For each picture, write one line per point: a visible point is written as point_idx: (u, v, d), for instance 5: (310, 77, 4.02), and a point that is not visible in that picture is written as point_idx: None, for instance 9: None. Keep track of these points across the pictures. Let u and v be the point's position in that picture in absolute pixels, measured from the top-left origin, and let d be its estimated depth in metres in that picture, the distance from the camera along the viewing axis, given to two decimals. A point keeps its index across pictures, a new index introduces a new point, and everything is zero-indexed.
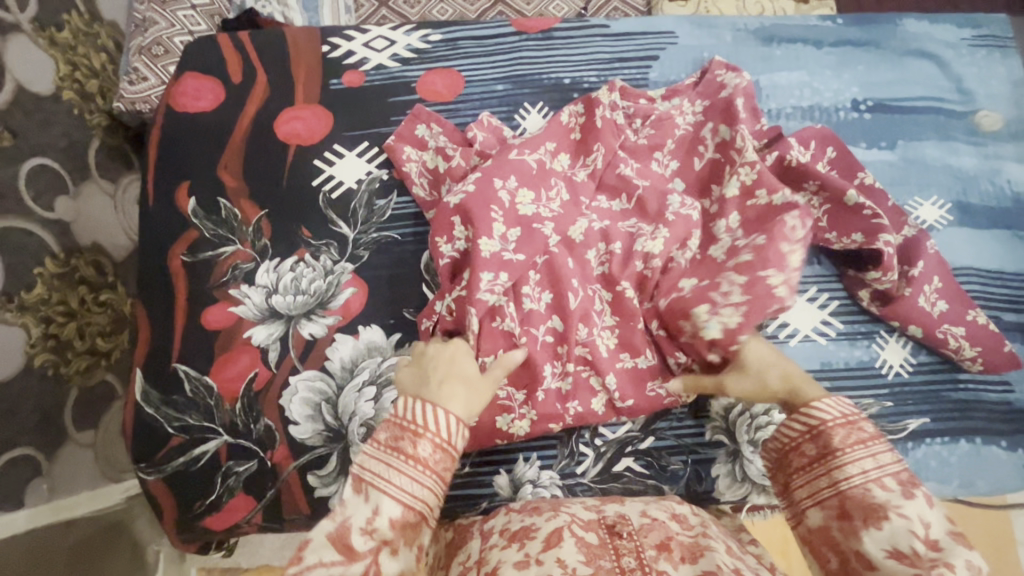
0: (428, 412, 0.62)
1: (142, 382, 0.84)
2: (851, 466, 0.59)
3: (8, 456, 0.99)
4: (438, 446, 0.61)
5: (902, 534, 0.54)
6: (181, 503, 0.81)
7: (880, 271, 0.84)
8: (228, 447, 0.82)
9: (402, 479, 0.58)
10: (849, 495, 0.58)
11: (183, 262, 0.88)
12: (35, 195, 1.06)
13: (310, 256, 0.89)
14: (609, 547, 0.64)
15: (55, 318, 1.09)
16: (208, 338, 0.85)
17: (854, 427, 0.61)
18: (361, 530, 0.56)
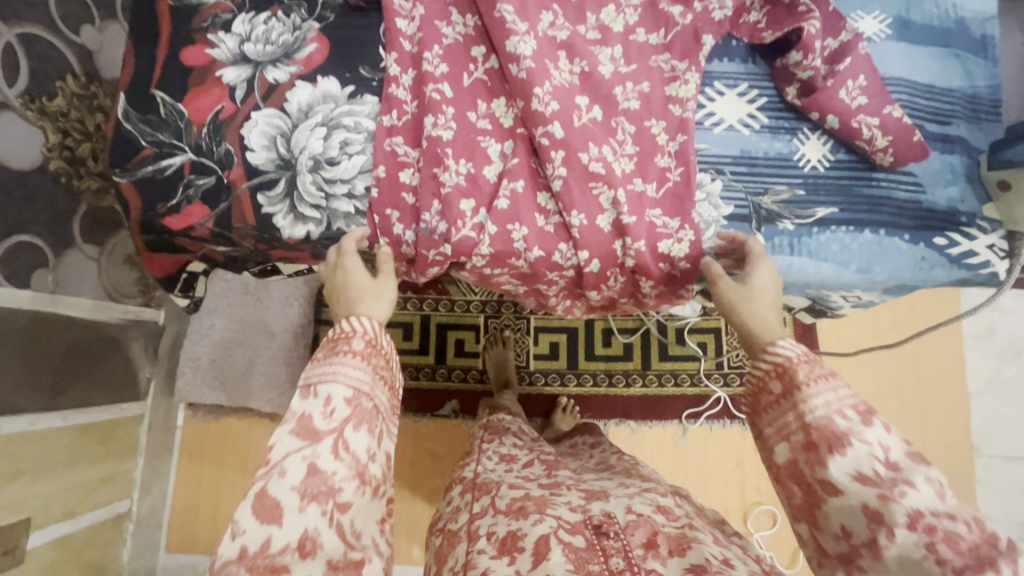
0: (355, 322, 0.77)
1: (124, 102, 0.94)
2: (815, 397, 0.67)
3: (17, 239, 1.12)
4: (368, 343, 0.76)
5: (866, 458, 0.63)
6: (145, 205, 0.91)
7: (802, 54, 0.89)
8: (191, 164, 0.93)
9: (352, 367, 0.72)
10: (814, 428, 0.66)
11: (169, 6, 0.97)
12: (63, 17, 1.20)
13: (282, 13, 0.98)
14: (598, 548, 0.74)
15: (73, 133, 1.23)
16: (185, 72, 0.95)
17: (814, 362, 0.70)
18: (322, 415, 0.68)
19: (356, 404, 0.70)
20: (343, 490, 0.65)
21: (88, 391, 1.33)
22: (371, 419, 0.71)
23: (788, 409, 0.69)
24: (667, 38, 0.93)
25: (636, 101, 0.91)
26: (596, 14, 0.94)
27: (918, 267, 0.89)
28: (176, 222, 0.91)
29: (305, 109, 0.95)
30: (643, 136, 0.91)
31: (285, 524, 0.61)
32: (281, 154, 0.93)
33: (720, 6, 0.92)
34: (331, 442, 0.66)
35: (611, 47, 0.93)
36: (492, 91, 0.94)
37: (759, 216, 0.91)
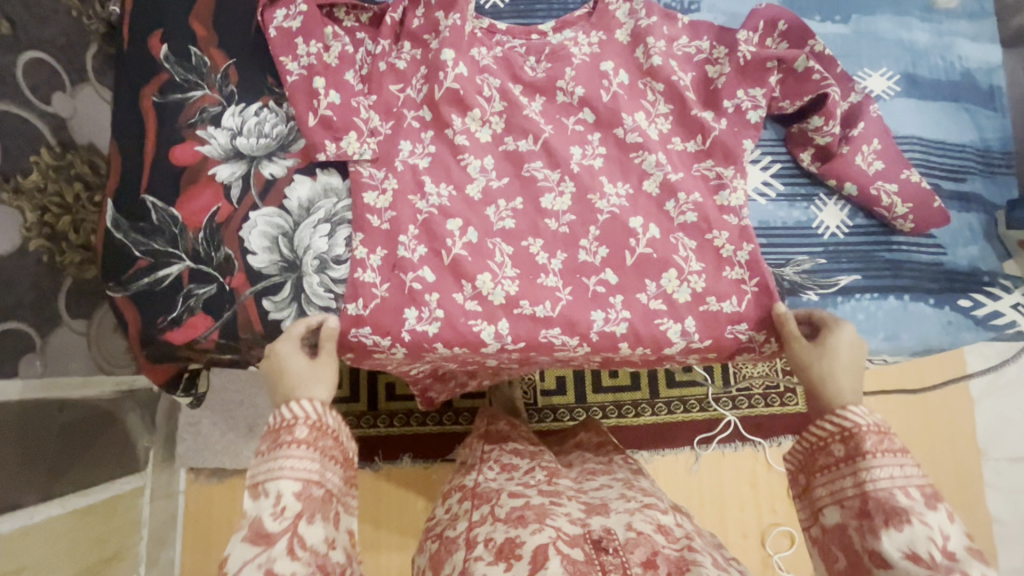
0: (299, 405, 0.68)
1: (113, 210, 0.90)
2: (879, 470, 0.65)
3: (3, 327, 1.05)
4: (314, 427, 0.68)
5: (922, 539, 0.61)
6: (143, 319, 0.87)
7: (823, 120, 0.88)
8: (190, 272, 0.88)
9: (300, 461, 0.65)
10: (872, 497, 0.65)
11: (153, 103, 0.92)
12: (32, 86, 1.08)
13: (274, 103, 0.93)
14: (595, 563, 0.70)
15: (51, 208, 1.12)
16: (175, 172, 0.91)
17: (886, 436, 0.67)
18: (273, 517, 0.62)
19: (309, 496, 0.64)
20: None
21: (88, 473, 1.26)
22: (326, 507, 0.65)
23: (847, 474, 0.67)
24: (706, 144, 0.92)
25: (655, 229, 0.91)
26: (631, 116, 0.92)
27: (945, 330, 0.88)
28: (177, 336, 0.86)
29: (305, 205, 0.90)
30: (704, 249, 0.90)
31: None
32: (284, 255, 0.89)
33: (754, 104, 0.91)
34: (286, 542, 0.61)
35: (656, 152, 0.92)
36: (475, 265, 0.89)
37: (782, 289, 0.89)
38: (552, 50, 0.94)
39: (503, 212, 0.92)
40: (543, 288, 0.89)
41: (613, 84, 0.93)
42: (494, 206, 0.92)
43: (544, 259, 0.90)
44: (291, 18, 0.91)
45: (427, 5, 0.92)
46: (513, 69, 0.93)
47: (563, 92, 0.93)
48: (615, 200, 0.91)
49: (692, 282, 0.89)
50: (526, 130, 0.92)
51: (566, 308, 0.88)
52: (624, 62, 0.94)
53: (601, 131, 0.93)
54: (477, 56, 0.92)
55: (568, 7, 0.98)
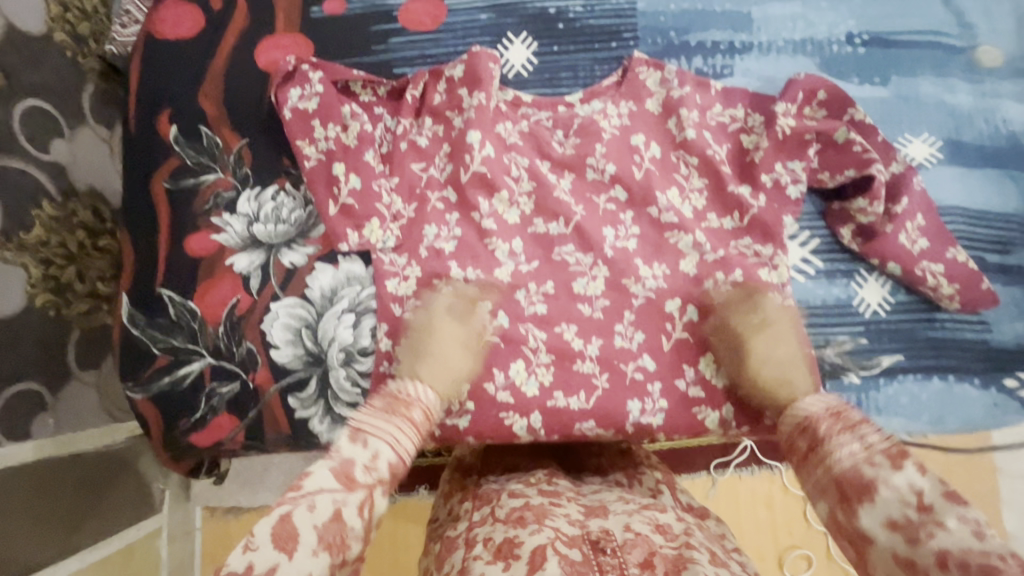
0: (418, 388, 0.66)
1: (128, 305, 0.86)
2: (839, 452, 0.54)
3: (9, 390, 0.85)
4: (426, 412, 0.65)
5: (893, 503, 0.50)
6: (165, 421, 0.84)
7: (867, 200, 0.85)
8: (211, 369, 0.85)
9: (403, 430, 0.60)
10: (844, 477, 0.53)
11: (164, 189, 0.88)
12: (29, 136, 0.89)
13: (291, 185, 0.89)
14: (592, 566, 0.55)
15: (55, 260, 0.92)
16: (192, 264, 0.87)
17: (840, 417, 0.57)
18: (364, 468, 0.55)
19: (399, 462, 0.58)
20: (354, 548, 0.51)
21: (111, 514, 1.01)
22: (399, 475, 0.58)
23: (814, 463, 0.56)
24: (743, 222, 0.89)
25: (692, 311, 0.88)
26: (664, 194, 0.89)
27: (990, 412, 0.86)
28: (201, 438, 0.84)
29: (328, 294, 0.87)
30: None
31: (297, 557, 0.48)
32: (308, 347, 0.86)
33: (793, 178, 0.88)
34: (365, 497, 0.53)
35: (693, 231, 0.89)
36: (507, 354, 0.87)
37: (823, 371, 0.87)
38: (581, 124, 0.90)
39: (535, 296, 0.89)
40: (579, 375, 0.86)
41: (644, 160, 0.90)
42: (526, 289, 0.89)
43: (580, 345, 0.87)
44: (306, 98, 0.86)
45: (450, 80, 0.89)
46: (542, 145, 0.90)
47: (593, 169, 0.90)
48: (651, 283, 0.89)
49: (731, 367, 0.86)
50: (556, 211, 0.89)
51: (601, 400, 0.86)
52: (656, 134, 0.90)
53: (633, 209, 0.90)
54: (502, 132, 0.89)
55: (593, 74, 0.93)
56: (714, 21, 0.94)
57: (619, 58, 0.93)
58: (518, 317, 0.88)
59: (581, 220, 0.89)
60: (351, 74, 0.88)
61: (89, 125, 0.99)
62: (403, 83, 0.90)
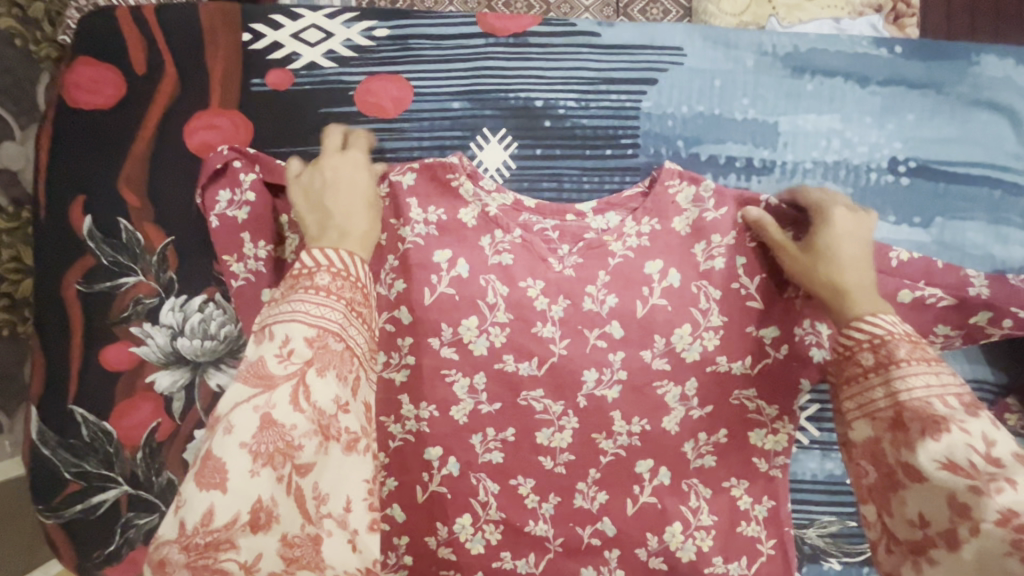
0: (322, 252, 0.55)
1: (38, 420, 0.78)
2: (912, 378, 0.54)
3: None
4: (337, 275, 0.54)
5: (960, 446, 0.49)
6: (78, 551, 0.77)
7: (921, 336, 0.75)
8: (128, 498, 0.77)
9: (315, 304, 0.51)
10: (907, 406, 0.54)
11: (77, 292, 0.78)
12: None
13: (221, 296, 0.78)
14: None
15: (8, 276, 0.91)
16: (108, 380, 0.78)
17: (917, 346, 0.57)
18: (277, 359, 0.48)
19: (323, 346, 0.50)
20: (301, 450, 0.47)
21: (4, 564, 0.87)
22: (344, 363, 0.51)
23: (877, 382, 0.56)
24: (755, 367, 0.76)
25: (665, 475, 0.78)
26: (667, 336, 0.76)
27: None
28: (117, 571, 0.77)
29: None
30: (720, 501, 0.78)
31: (231, 489, 0.45)
32: None
33: (818, 339, 0.76)
34: (290, 388, 0.48)
35: (684, 383, 0.76)
36: (454, 506, 0.78)
37: (801, 554, 0.79)
38: (570, 255, 0.76)
39: (491, 443, 0.78)
40: (530, 536, 0.78)
41: (657, 292, 0.76)
42: (484, 429, 0.78)
43: (534, 503, 0.78)
44: (236, 206, 0.75)
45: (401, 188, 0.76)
46: (519, 273, 0.76)
47: (592, 299, 0.76)
48: (624, 439, 0.77)
49: (699, 540, 0.77)
50: (529, 350, 0.77)
51: (551, 564, 0.78)
52: (648, 263, 0.76)
53: (627, 351, 0.77)
54: (487, 246, 0.76)
55: (581, 187, 0.79)
56: (731, 131, 0.78)
57: (612, 167, 0.79)
58: (470, 465, 0.78)
59: (559, 360, 0.77)
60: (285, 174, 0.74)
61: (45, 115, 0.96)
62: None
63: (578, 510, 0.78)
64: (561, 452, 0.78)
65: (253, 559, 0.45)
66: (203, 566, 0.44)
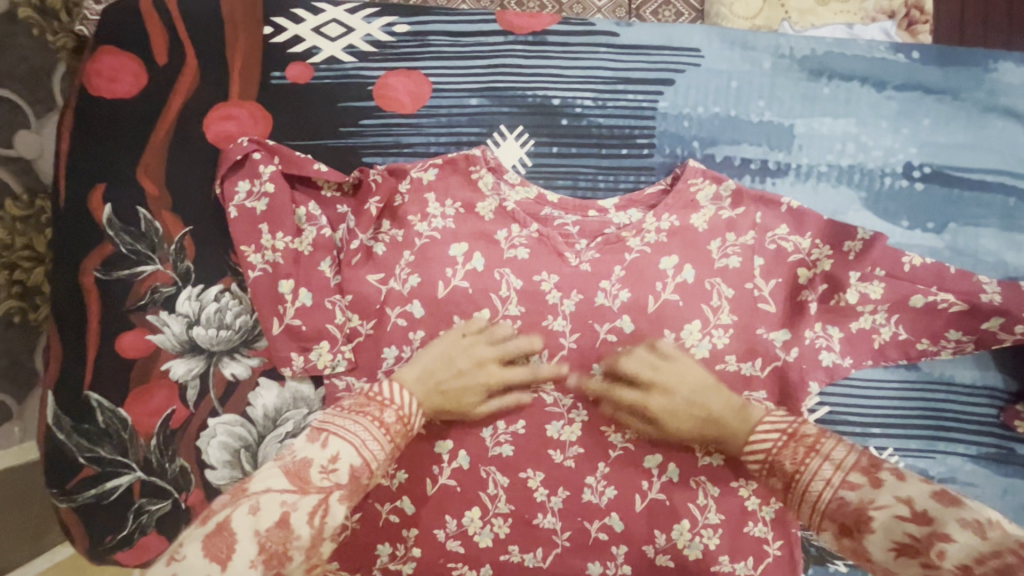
0: (394, 388, 0.67)
1: (53, 405, 0.79)
2: (814, 480, 0.59)
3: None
4: (398, 416, 0.65)
5: (891, 522, 0.52)
6: (91, 535, 0.78)
7: (931, 341, 0.75)
8: (141, 484, 0.78)
9: (362, 425, 0.62)
10: (822, 506, 0.58)
11: (95, 279, 0.79)
12: None
13: (237, 286, 0.79)
14: None
15: (20, 264, 0.92)
16: (124, 367, 0.79)
17: (797, 439, 0.63)
18: (320, 470, 0.57)
19: (339, 457, 0.58)
20: (293, 557, 0.53)
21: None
22: (360, 490, 0.60)
23: (797, 495, 0.60)
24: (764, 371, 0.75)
25: (673, 472, 0.78)
26: (676, 332, 0.76)
27: None
28: (129, 556, 0.78)
29: (271, 414, 0.78)
30: (729, 500, 0.78)
31: (228, 570, 0.50)
32: (246, 471, 0.79)
33: (828, 343, 0.76)
34: (316, 500, 0.56)
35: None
36: (464, 498, 0.79)
37: (808, 555, 0.80)
38: (584, 249, 0.78)
39: (501, 436, 0.79)
40: (538, 531, 0.79)
41: (669, 287, 0.76)
42: (495, 423, 0.79)
43: (544, 496, 0.79)
44: (255, 197, 0.75)
45: (418, 182, 0.77)
46: (535, 267, 0.78)
47: (604, 293, 0.77)
48: (632, 434, 0.78)
49: (706, 538, 0.77)
50: (541, 343, 0.78)
51: (559, 559, 0.79)
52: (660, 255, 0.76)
53: (635, 344, 0.78)
54: (501, 241, 0.77)
55: (596, 185, 0.80)
56: (747, 133, 0.79)
57: (627, 166, 0.80)
58: (481, 458, 0.79)
59: (570, 353, 0.78)
60: (311, 168, 0.76)
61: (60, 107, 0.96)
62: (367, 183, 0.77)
63: (586, 505, 0.79)
64: (572, 447, 0.79)
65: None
66: None
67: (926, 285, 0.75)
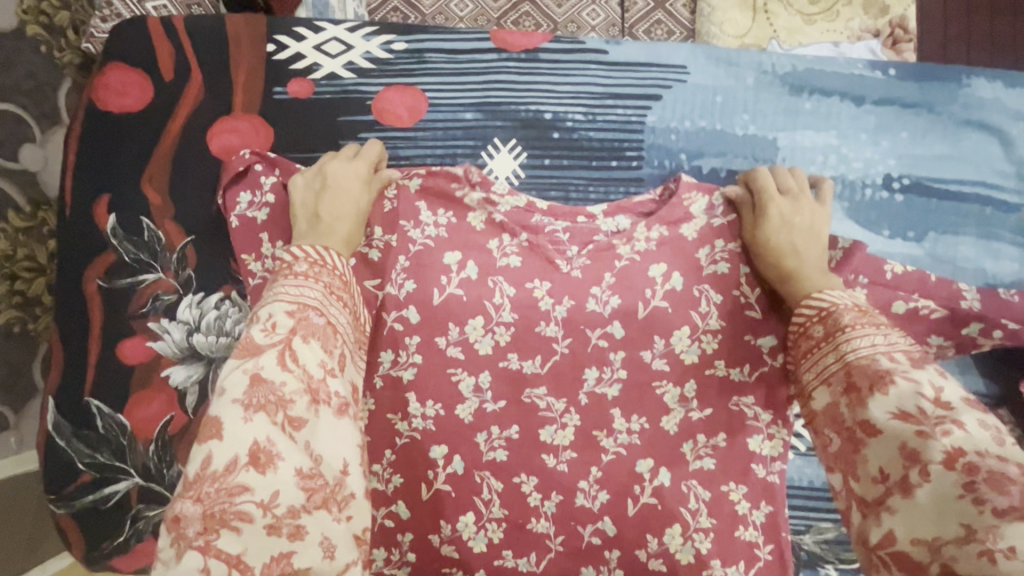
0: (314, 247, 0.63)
1: (53, 411, 0.80)
2: (859, 339, 0.59)
3: None
4: (315, 264, 0.61)
5: (908, 395, 0.52)
6: (87, 542, 0.79)
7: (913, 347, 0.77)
8: (139, 490, 0.79)
9: (296, 286, 0.58)
10: (855, 365, 0.58)
11: (98, 287, 0.80)
12: None
13: (237, 294, 0.80)
14: None
15: (21, 274, 1.04)
16: (125, 373, 0.80)
17: (867, 314, 0.61)
18: (262, 330, 0.54)
19: (304, 318, 0.55)
20: (294, 403, 0.51)
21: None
22: (326, 336, 0.57)
23: (828, 351, 0.61)
24: (752, 375, 0.79)
25: (665, 476, 0.79)
26: (666, 338, 0.80)
27: None
28: (127, 562, 0.79)
29: None
30: (720, 503, 0.79)
31: (227, 436, 0.48)
32: None
33: None
34: (276, 355, 0.53)
35: (681, 384, 0.80)
36: (458, 503, 0.80)
37: (798, 559, 0.80)
38: (577, 255, 0.81)
39: (495, 441, 0.80)
40: (532, 534, 0.80)
41: (658, 293, 0.80)
42: (489, 428, 0.80)
43: (537, 501, 0.80)
44: (256, 207, 0.77)
45: (410, 191, 0.80)
46: (531, 274, 0.80)
47: (595, 299, 0.81)
48: (624, 438, 0.80)
49: (698, 542, 0.78)
50: (534, 348, 0.80)
51: (552, 563, 0.80)
52: (655, 265, 0.80)
53: (626, 349, 0.80)
54: (494, 250, 0.81)
55: (586, 196, 0.83)
56: (732, 145, 0.82)
57: (617, 178, 0.82)
58: (475, 463, 0.80)
59: (562, 358, 0.81)
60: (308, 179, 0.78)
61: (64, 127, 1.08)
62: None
63: (579, 509, 0.80)
64: (565, 452, 0.80)
65: (271, 497, 0.47)
66: (220, 511, 0.46)
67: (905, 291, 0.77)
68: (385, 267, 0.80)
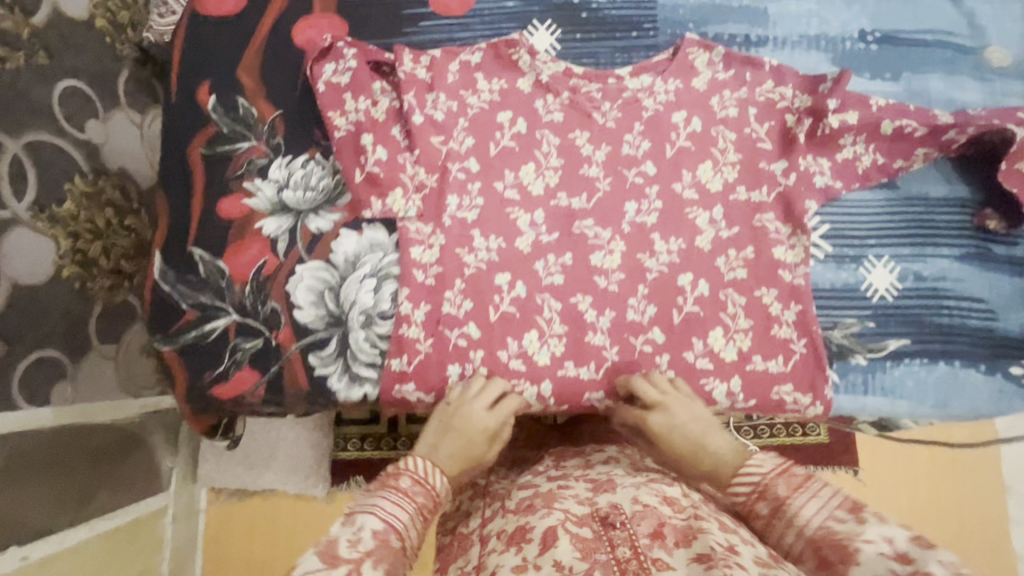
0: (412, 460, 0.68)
1: (160, 262, 0.90)
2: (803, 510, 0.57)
3: (32, 357, 0.85)
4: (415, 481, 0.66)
5: (874, 560, 0.51)
6: (191, 374, 0.88)
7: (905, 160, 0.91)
8: (237, 326, 0.88)
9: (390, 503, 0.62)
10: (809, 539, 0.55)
11: (201, 156, 0.93)
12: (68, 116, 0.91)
13: (321, 155, 0.94)
14: (603, 539, 0.58)
15: (82, 235, 0.93)
16: (223, 226, 0.91)
17: (787, 474, 0.61)
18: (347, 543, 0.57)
19: (384, 542, 0.58)
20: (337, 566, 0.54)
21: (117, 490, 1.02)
22: (396, 560, 0.58)
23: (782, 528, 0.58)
24: (770, 196, 0.92)
25: (704, 288, 0.90)
26: (692, 172, 0.93)
27: (995, 400, 0.88)
28: (227, 391, 0.88)
29: (351, 259, 0.90)
30: (754, 306, 0.89)
31: None
32: (330, 310, 0.89)
33: (820, 170, 0.92)
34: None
35: (710, 209, 0.92)
36: (523, 323, 0.89)
37: (829, 353, 0.89)
38: (611, 107, 0.94)
39: (552, 267, 0.91)
40: (590, 347, 0.89)
41: (682, 136, 0.94)
42: (547, 256, 0.91)
43: (593, 317, 0.90)
44: (340, 73, 0.92)
45: (467, 63, 0.95)
46: (572, 125, 0.94)
47: (628, 144, 0.94)
48: (665, 257, 0.91)
49: (738, 342, 0.88)
50: (580, 187, 0.93)
51: (610, 372, 0.89)
52: (678, 112, 0.94)
53: (659, 183, 0.93)
54: (540, 108, 0.95)
55: (614, 62, 0.98)
56: (730, 15, 0.98)
57: (638, 46, 0.98)
58: (535, 287, 0.90)
59: (604, 194, 0.93)
60: (381, 55, 0.93)
61: (124, 109, 1.02)
62: (415, 64, 0.94)
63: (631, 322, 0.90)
64: (614, 274, 0.91)
65: None
66: None
67: (894, 114, 0.90)
68: (446, 124, 0.93)
